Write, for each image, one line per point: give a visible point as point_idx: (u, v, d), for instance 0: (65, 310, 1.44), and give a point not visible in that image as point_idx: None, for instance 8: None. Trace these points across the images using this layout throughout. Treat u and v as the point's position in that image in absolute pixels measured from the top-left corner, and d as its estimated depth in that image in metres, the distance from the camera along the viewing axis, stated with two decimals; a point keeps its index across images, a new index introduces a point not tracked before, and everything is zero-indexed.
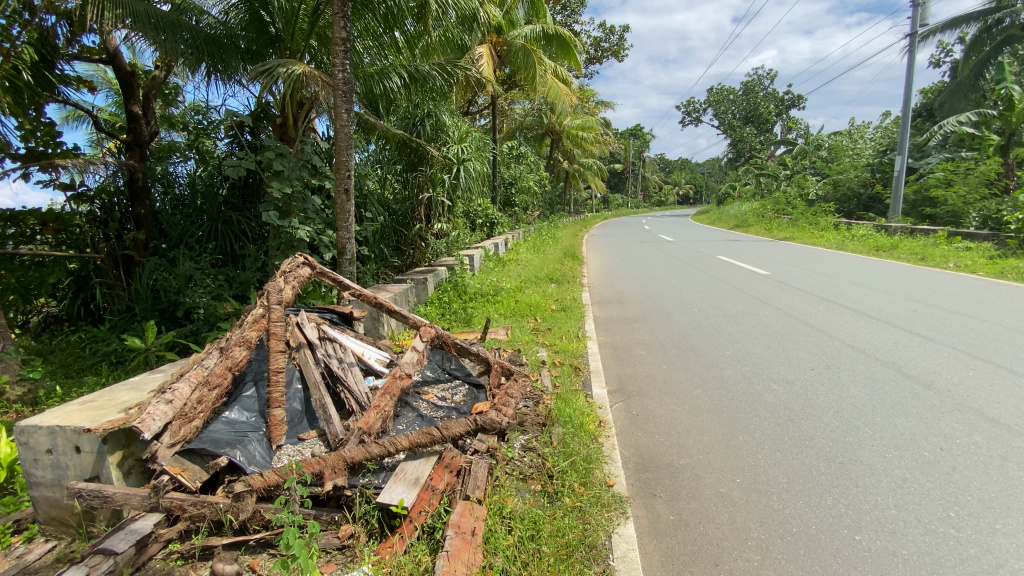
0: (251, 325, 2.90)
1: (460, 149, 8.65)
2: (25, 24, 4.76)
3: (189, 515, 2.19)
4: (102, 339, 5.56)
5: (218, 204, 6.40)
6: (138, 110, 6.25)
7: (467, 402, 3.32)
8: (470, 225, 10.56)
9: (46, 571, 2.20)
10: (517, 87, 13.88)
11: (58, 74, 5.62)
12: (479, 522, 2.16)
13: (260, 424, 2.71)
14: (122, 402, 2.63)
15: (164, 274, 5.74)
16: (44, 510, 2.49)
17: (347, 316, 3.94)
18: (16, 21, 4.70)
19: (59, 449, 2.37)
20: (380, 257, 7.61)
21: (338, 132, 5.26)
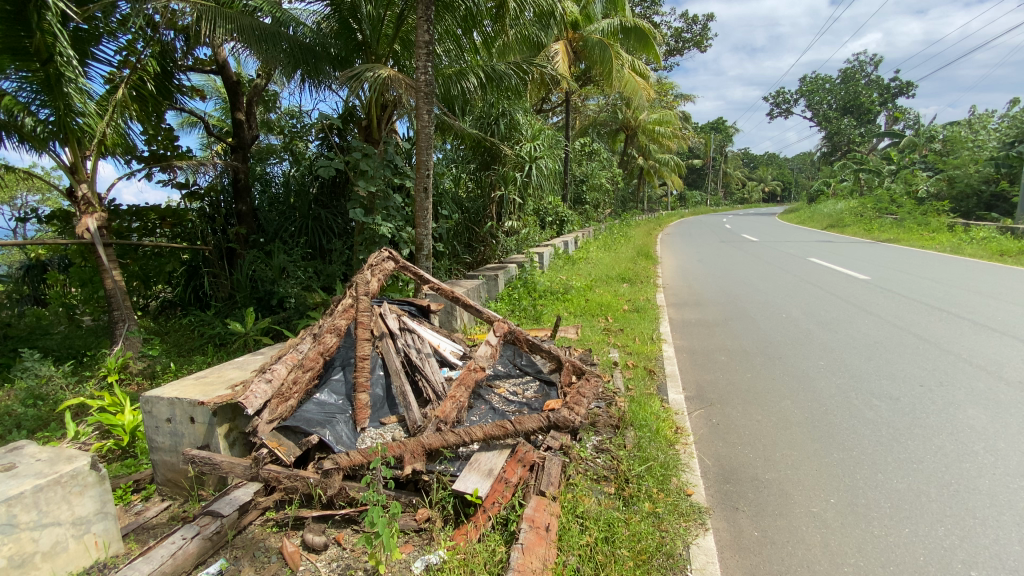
0: (341, 313, 3.08)
1: (533, 146, 8.66)
2: (147, 39, 5.40)
3: (283, 486, 2.36)
4: (208, 323, 6.17)
5: (309, 201, 6.89)
6: (242, 116, 6.81)
7: (539, 398, 3.32)
8: (541, 223, 10.57)
9: (162, 526, 2.47)
10: (592, 82, 13.66)
11: (177, 84, 6.29)
12: (553, 518, 2.15)
13: (346, 407, 2.89)
14: (228, 380, 2.89)
15: (262, 265, 6.28)
16: (161, 473, 2.79)
17: (424, 308, 4.08)
18: (140, 37, 5.36)
19: (177, 418, 2.65)
20: (453, 253, 7.83)
21: (419, 132, 5.46)
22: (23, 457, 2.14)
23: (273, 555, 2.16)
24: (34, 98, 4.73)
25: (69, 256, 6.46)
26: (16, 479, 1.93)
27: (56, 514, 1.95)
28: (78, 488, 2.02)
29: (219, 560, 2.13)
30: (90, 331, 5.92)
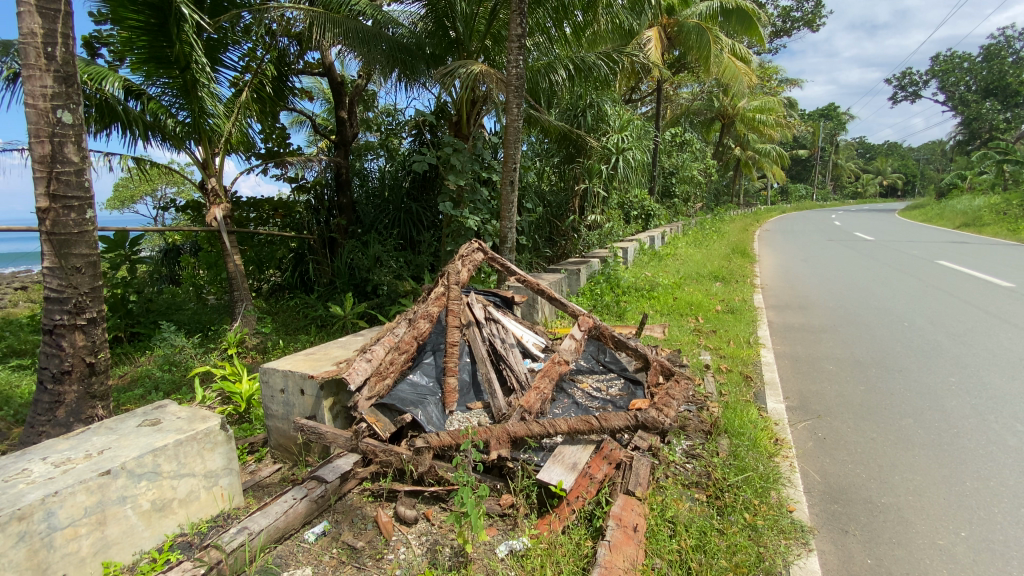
0: (434, 300, 3.21)
1: (621, 138, 8.45)
2: (265, 45, 5.92)
3: (379, 460, 2.52)
4: (311, 305, 6.72)
5: (401, 195, 7.25)
6: (345, 115, 7.30)
7: (624, 396, 3.23)
8: (625, 217, 10.29)
9: (275, 486, 2.73)
10: (687, 69, 13.00)
11: (290, 87, 6.85)
12: (642, 519, 2.09)
13: (436, 389, 3.02)
14: (333, 357, 3.13)
15: (359, 254, 6.72)
16: (274, 438, 3.08)
17: (508, 300, 4.12)
18: (259, 44, 5.88)
19: (289, 389, 2.91)
20: (534, 246, 7.86)
21: (508, 126, 5.52)
22: (167, 414, 2.46)
23: (369, 523, 2.33)
24: (175, 103, 5.48)
25: (199, 242, 7.33)
26: (162, 433, 2.22)
27: (192, 466, 2.22)
28: (209, 445, 2.29)
29: (323, 521, 2.33)
30: (214, 308, 6.68)
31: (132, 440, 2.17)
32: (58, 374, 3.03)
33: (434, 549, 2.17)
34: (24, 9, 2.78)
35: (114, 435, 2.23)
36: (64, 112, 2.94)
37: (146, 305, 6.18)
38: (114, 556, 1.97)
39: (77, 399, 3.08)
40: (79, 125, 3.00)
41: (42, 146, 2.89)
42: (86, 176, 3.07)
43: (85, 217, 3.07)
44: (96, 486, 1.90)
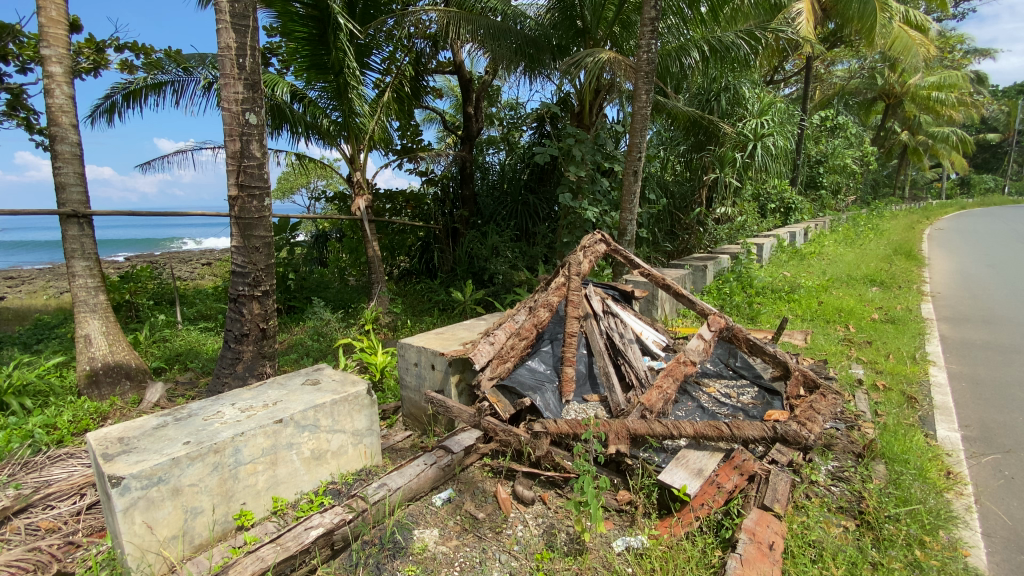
0: (554, 290, 3.23)
1: (760, 123, 7.60)
2: (403, 47, 6.40)
3: (499, 439, 2.63)
4: (434, 290, 7.19)
5: (520, 187, 7.40)
6: (472, 110, 7.62)
7: (757, 405, 2.97)
8: (760, 210, 9.41)
9: (406, 450, 2.99)
10: (843, 43, 11.42)
11: (425, 86, 7.33)
12: (778, 538, 1.93)
13: (554, 377, 3.04)
14: (460, 338, 3.32)
15: (479, 243, 7.02)
16: (405, 407, 3.37)
17: (628, 294, 3.99)
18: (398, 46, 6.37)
19: (421, 363, 3.15)
20: (654, 240, 7.55)
21: (635, 114, 5.33)
22: (324, 376, 2.81)
23: (488, 497, 2.45)
24: (330, 105, 6.15)
25: (343, 228, 8.20)
26: (320, 392, 2.54)
27: (343, 423, 2.51)
28: (358, 406, 2.57)
29: (449, 489, 2.50)
30: (353, 289, 7.45)
31: (298, 395, 2.52)
32: (239, 336, 3.61)
33: (550, 532, 2.22)
34: (223, 27, 3.34)
35: (284, 390, 2.60)
36: (251, 114, 3.48)
37: (300, 283, 7.10)
38: (281, 493, 2.31)
39: (252, 357, 3.65)
40: (261, 125, 3.53)
41: (234, 144, 3.45)
42: (265, 169, 3.59)
43: (264, 204, 3.60)
44: (270, 432, 2.23)
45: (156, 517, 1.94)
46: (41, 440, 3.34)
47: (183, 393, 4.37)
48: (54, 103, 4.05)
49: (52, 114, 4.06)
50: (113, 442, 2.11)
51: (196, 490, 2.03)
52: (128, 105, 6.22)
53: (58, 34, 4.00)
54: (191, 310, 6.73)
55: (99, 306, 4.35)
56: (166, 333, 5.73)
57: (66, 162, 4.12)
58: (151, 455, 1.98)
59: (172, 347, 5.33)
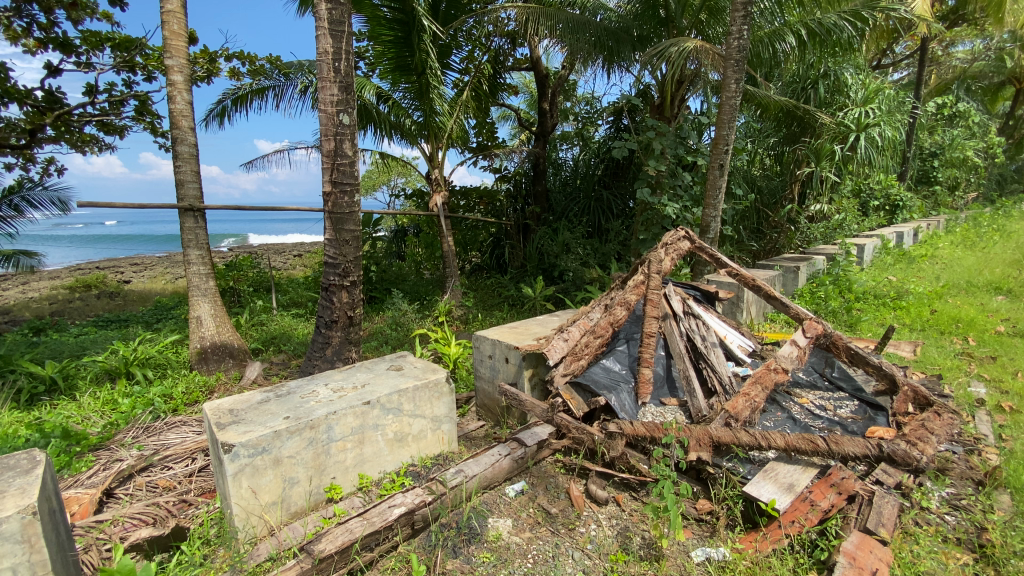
0: (632, 288, 3.14)
1: (864, 111, 6.92)
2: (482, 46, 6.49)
3: (572, 436, 2.61)
4: (505, 286, 7.26)
5: (594, 182, 7.30)
6: (547, 106, 7.59)
7: (857, 420, 2.72)
8: (861, 208, 8.60)
9: (479, 440, 3.05)
10: (968, 20, 10.12)
11: (501, 83, 7.40)
12: (882, 565, 1.76)
13: (629, 378, 2.96)
14: (534, 332, 3.32)
15: (551, 239, 6.99)
16: (478, 398, 3.44)
17: (711, 295, 3.81)
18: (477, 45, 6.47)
19: (496, 356, 3.20)
20: (738, 239, 7.14)
21: (722, 105, 5.06)
22: (405, 363, 2.94)
23: (561, 493, 2.45)
24: (413, 105, 6.35)
25: (420, 224, 8.52)
26: (404, 378, 2.66)
27: (424, 409, 2.61)
28: (437, 393, 2.66)
29: (522, 481, 2.53)
30: (428, 282, 7.72)
31: (383, 380, 2.65)
32: (329, 322, 3.86)
33: (625, 534, 2.17)
34: (322, 33, 3.58)
35: (370, 374, 2.75)
36: (345, 115, 3.70)
37: (380, 275, 7.47)
38: (366, 471, 2.44)
39: (340, 343, 3.89)
40: (353, 125, 3.74)
41: (329, 143, 3.68)
42: (355, 167, 3.80)
43: (354, 199, 3.81)
44: (359, 412, 2.37)
45: (259, 483, 2.11)
46: (160, 407, 3.78)
47: (277, 372, 4.76)
48: (176, 109, 4.53)
49: (174, 119, 4.55)
50: (225, 413, 2.33)
51: (294, 462, 2.20)
52: (236, 109, 6.82)
53: (179, 45, 4.48)
54: (285, 298, 7.31)
55: (209, 291, 4.84)
56: (263, 318, 6.26)
57: (185, 161, 4.61)
58: (256, 427, 2.17)
59: (268, 330, 5.82)
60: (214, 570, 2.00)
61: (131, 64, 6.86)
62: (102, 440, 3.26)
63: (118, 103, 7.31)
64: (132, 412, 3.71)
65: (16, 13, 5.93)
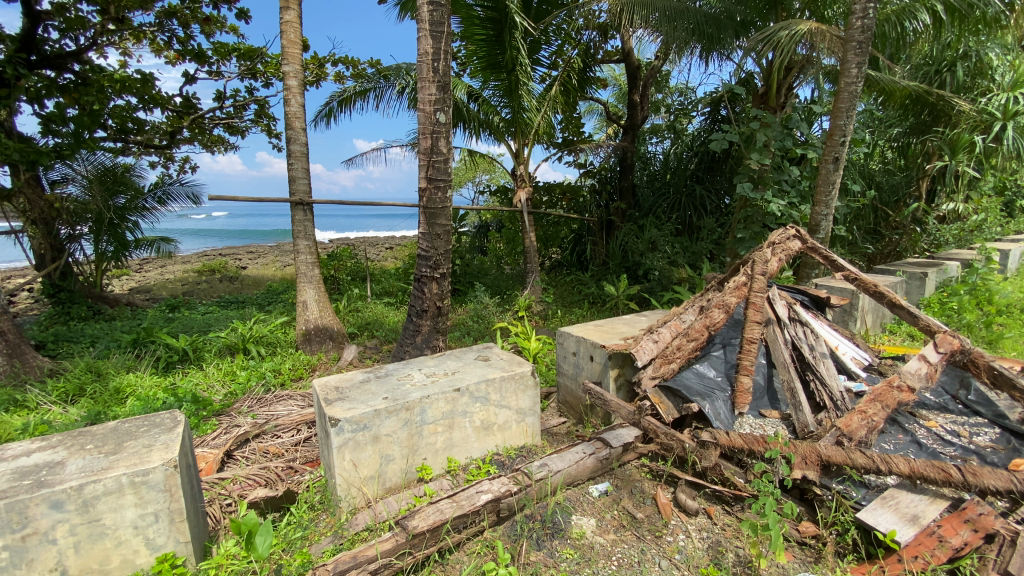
0: (733, 290, 2.93)
1: (1015, 96, 5.97)
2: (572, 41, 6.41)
3: (660, 441, 2.51)
4: (586, 283, 7.17)
5: (686, 176, 7.00)
6: (638, 99, 7.35)
7: (1000, 451, 2.37)
8: (1005, 208, 7.44)
9: (562, 436, 3.04)
10: None
11: (591, 77, 7.28)
12: None
13: (726, 386, 2.78)
14: (621, 332, 3.24)
15: (637, 237, 6.77)
16: (561, 394, 3.42)
17: (821, 301, 3.50)
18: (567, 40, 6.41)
19: (581, 353, 3.16)
20: (849, 241, 6.48)
21: (839, 92, 4.60)
22: (492, 354, 3.00)
23: (647, 499, 2.37)
24: (502, 102, 6.43)
25: (503, 220, 8.65)
26: (492, 368, 2.72)
27: (510, 400, 2.65)
28: (523, 386, 2.69)
29: (606, 482, 2.48)
30: (509, 277, 7.83)
31: (472, 368, 2.74)
32: (419, 311, 4.05)
33: (716, 549, 2.06)
34: (423, 35, 3.74)
35: (460, 362, 2.85)
36: (441, 113, 3.83)
37: (464, 268, 7.69)
38: (454, 455, 2.53)
39: (429, 332, 4.06)
40: (449, 123, 3.86)
41: (426, 141, 3.84)
42: (449, 163, 3.94)
43: (446, 194, 3.94)
44: (450, 398, 2.45)
45: (360, 457, 2.26)
46: (271, 382, 4.18)
47: (370, 356, 5.08)
48: (291, 111, 4.96)
49: (289, 120, 4.99)
50: (332, 389, 2.53)
51: (390, 441, 2.33)
52: (341, 110, 7.34)
53: (295, 53, 4.89)
54: (378, 287, 7.77)
55: (314, 278, 5.25)
56: (358, 305, 6.70)
57: (297, 159, 5.04)
58: (359, 404, 2.32)
59: (362, 316, 6.22)
60: (319, 533, 2.18)
61: (252, 71, 7.63)
62: (223, 407, 3.67)
63: (241, 107, 8.16)
64: (247, 383, 4.14)
65: (162, 29, 6.83)
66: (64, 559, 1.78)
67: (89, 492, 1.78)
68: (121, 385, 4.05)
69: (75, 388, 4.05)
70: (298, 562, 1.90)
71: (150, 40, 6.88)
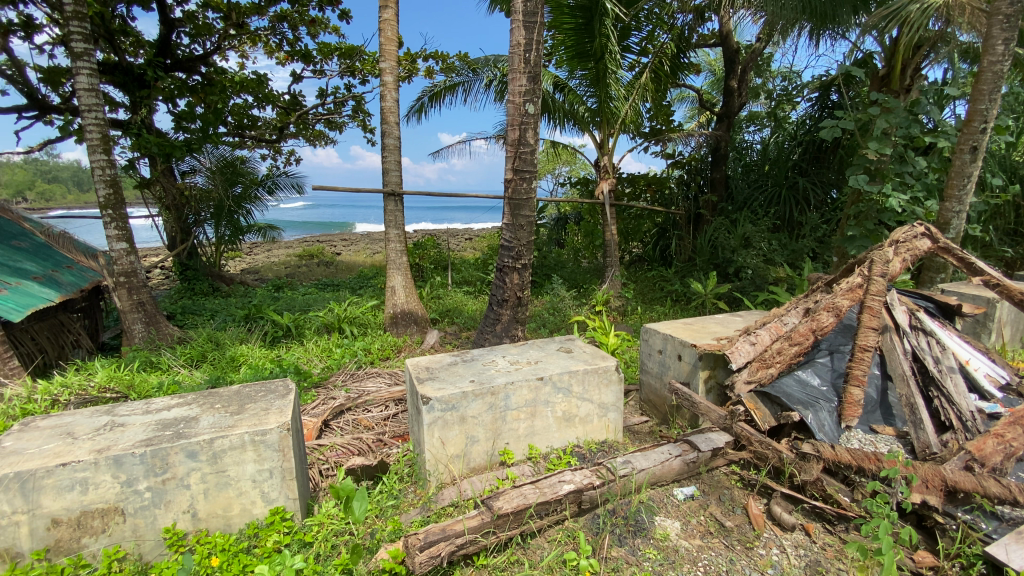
0: (845, 292, 2.68)
1: None
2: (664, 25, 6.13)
3: (754, 449, 2.37)
4: (669, 280, 6.90)
5: (788, 167, 6.50)
6: (735, 85, 6.89)
7: None
8: None
9: (644, 435, 2.96)
10: None
11: (683, 63, 6.94)
12: None
13: (832, 397, 2.55)
14: (713, 331, 3.08)
15: (727, 232, 6.40)
16: (644, 392, 3.33)
17: (949, 309, 3.10)
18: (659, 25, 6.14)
19: (668, 351, 3.05)
20: (982, 243, 5.67)
21: (981, 72, 4.00)
22: (575, 347, 2.98)
23: (737, 508, 2.25)
24: (588, 92, 6.32)
25: (583, 212, 8.55)
26: (576, 360, 2.71)
27: (592, 394, 2.62)
28: (607, 380, 2.64)
29: (692, 486, 2.38)
30: (587, 270, 7.74)
31: (555, 359, 2.74)
32: (500, 300, 4.12)
33: (815, 568, 1.91)
34: (517, 26, 3.76)
35: (543, 352, 2.86)
36: (531, 104, 3.84)
37: (542, 260, 7.71)
38: (536, 443, 2.56)
39: (509, 321, 4.12)
40: (538, 113, 3.85)
41: (514, 132, 3.88)
42: (536, 154, 3.94)
43: (531, 185, 3.95)
44: (533, 386, 2.48)
45: (447, 436, 2.35)
46: (362, 360, 4.48)
47: (451, 342, 5.26)
48: (386, 106, 5.22)
49: (384, 115, 5.25)
50: (423, 369, 2.65)
51: (476, 422, 2.40)
52: (431, 105, 7.60)
53: (391, 50, 5.13)
54: (458, 276, 8.01)
55: (402, 265, 5.52)
56: (439, 292, 6.96)
57: (390, 152, 5.30)
58: (448, 385, 2.41)
59: (444, 303, 6.45)
60: (408, 503, 2.32)
61: (351, 68, 8.10)
62: (321, 379, 3.98)
63: (341, 103, 8.72)
64: (342, 359, 4.46)
65: (274, 32, 7.45)
66: (196, 502, 2.03)
67: (218, 446, 2.01)
68: (236, 354, 4.53)
69: (198, 354, 4.58)
70: (390, 529, 2.04)
71: (264, 42, 7.52)
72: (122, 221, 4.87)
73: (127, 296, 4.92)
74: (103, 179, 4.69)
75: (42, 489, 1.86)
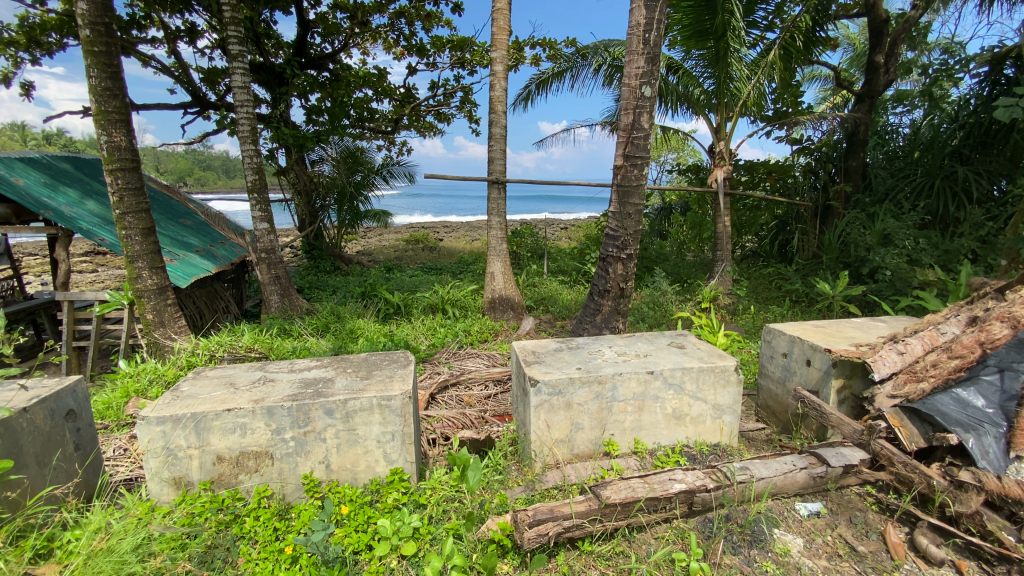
0: None
1: None
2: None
3: (895, 471, 2.10)
4: (788, 278, 6.32)
5: (944, 154, 5.59)
6: (881, 60, 6.03)
7: None
8: None
9: (761, 443, 2.77)
10: None
11: (819, 37, 6.23)
12: None
13: (1000, 421, 2.15)
14: (849, 337, 2.78)
15: (862, 227, 5.71)
16: (763, 398, 3.11)
17: None
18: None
19: (793, 355, 2.81)
20: None
21: None
22: (688, 343, 2.85)
23: (872, 533, 2.02)
24: (705, 73, 5.93)
25: (690, 203, 8.10)
26: (689, 356, 2.59)
27: (706, 393, 2.49)
28: (723, 381, 2.50)
29: (817, 503, 2.18)
30: (693, 264, 7.32)
31: (666, 353, 2.65)
32: (602, 291, 4.06)
33: None
34: (636, 6, 3.61)
35: (653, 346, 2.78)
36: (647, 87, 3.69)
37: (644, 252, 7.43)
38: (642, 437, 2.50)
39: (610, 312, 4.04)
40: (654, 97, 3.70)
41: (627, 117, 3.75)
42: (649, 140, 3.79)
43: (642, 172, 3.82)
44: (642, 379, 2.41)
45: (553, 419, 2.38)
46: (463, 341, 4.66)
47: (547, 329, 5.30)
48: (495, 95, 5.31)
49: (493, 104, 5.34)
50: (530, 353, 2.70)
51: (582, 410, 2.40)
52: (537, 93, 7.62)
53: (503, 38, 5.19)
54: (555, 265, 8.01)
55: (502, 252, 5.64)
56: (536, 280, 7.02)
57: (497, 141, 5.41)
58: (554, 370, 2.44)
59: (541, 291, 6.50)
60: (513, 480, 2.39)
61: (461, 60, 8.38)
62: (426, 356, 4.23)
63: (450, 94, 9.08)
64: (445, 339, 4.68)
65: (393, 28, 7.92)
66: (330, 455, 2.27)
67: (351, 406, 2.23)
68: (354, 327, 4.96)
69: (323, 324, 5.09)
70: (497, 502, 2.13)
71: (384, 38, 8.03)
72: (264, 204, 5.51)
73: (267, 270, 5.58)
74: (252, 167, 5.34)
75: (211, 429, 2.19)
